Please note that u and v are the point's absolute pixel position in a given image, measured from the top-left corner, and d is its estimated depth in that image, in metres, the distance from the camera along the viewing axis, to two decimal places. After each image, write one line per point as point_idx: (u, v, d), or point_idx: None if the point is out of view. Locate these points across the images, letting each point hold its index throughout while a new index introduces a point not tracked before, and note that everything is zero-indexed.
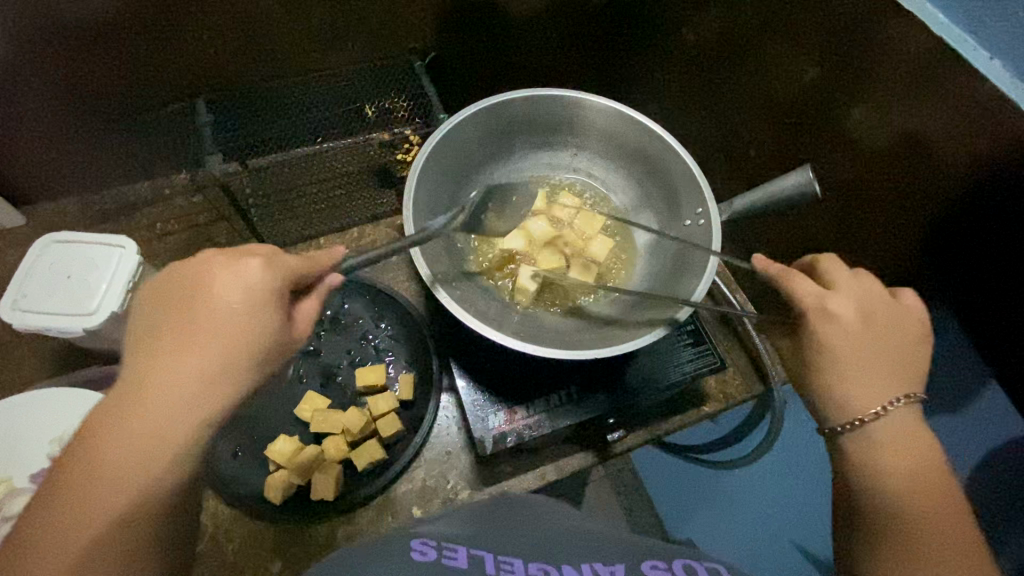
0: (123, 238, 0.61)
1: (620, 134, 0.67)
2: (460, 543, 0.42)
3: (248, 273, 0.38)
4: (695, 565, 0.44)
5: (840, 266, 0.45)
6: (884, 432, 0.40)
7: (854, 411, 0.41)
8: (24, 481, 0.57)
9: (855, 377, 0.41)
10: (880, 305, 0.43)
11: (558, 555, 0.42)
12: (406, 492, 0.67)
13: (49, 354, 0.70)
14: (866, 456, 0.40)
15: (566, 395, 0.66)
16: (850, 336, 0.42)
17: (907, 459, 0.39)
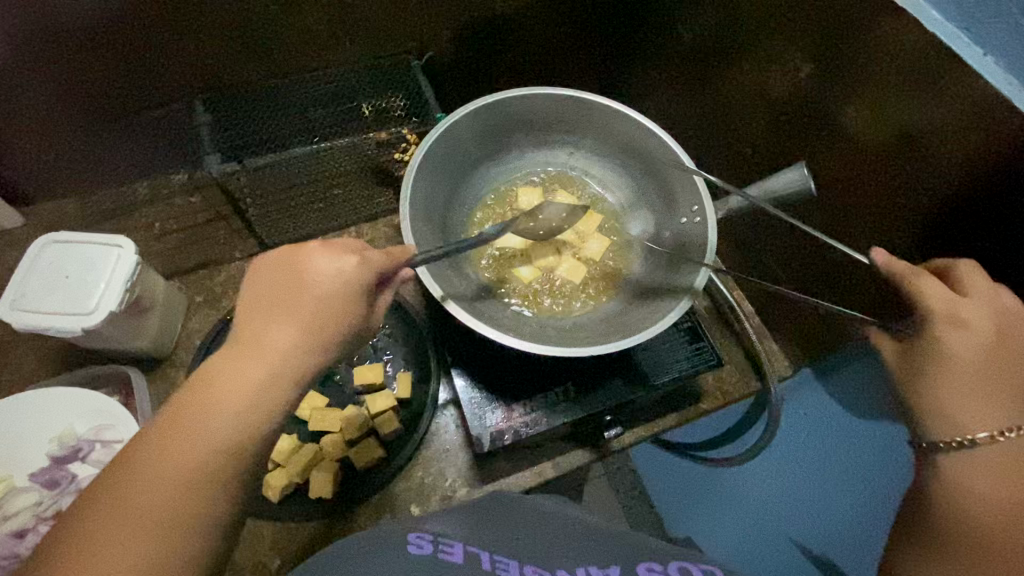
0: (121, 237, 0.61)
1: (617, 133, 0.67)
2: (457, 538, 0.42)
3: (329, 274, 0.42)
4: (692, 567, 0.44)
5: (977, 275, 0.44)
6: (990, 453, 0.40)
7: (961, 428, 0.41)
8: (24, 480, 0.58)
9: (971, 393, 0.42)
10: (1017, 326, 0.42)
11: (554, 556, 0.42)
12: (404, 491, 0.68)
13: (50, 352, 0.70)
14: (955, 471, 0.41)
15: (563, 393, 0.66)
16: (979, 350, 0.41)
17: (1000, 479, 0.39)
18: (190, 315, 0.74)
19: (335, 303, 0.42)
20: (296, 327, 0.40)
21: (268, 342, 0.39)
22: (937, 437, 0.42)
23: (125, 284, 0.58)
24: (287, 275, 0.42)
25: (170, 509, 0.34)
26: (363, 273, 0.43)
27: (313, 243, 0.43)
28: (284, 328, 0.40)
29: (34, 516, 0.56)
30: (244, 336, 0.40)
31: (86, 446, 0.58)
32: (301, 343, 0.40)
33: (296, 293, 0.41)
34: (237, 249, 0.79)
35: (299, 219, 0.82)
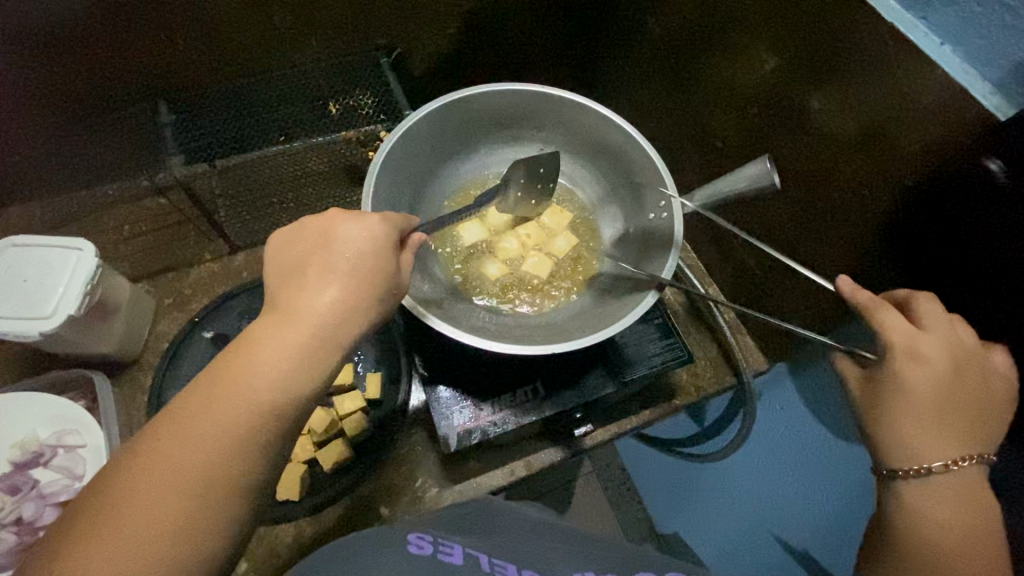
0: (80, 241, 0.60)
1: (584, 128, 0.67)
2: (455, 541, 0.42)
3: (354, 238, 0.41)
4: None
5: (936, 309, 0.44)
6: (946, 485, 0.41)
7: (919, 458, 0.41)
8: None
9: (925, 424, 0.42)
10: (970, 361, 0.42)
11: (553, 562, 0.43)
12: (375, 492, 0.67)
13: (12, 357, 0.69)
14: (926, 503, 0.41)
15: (532, 392, 0.65)
16: (934, 384, 0.41)
17: (955, 512, 0.40)
18: (159, 318, 0.74)
19: (362, 270, 0.40)
20: (333, 288, 0.39)
21: (305, 306, 0.38)
22: (894, 465, 0.42)
23: (84, 287, 0.58)
24: (314, 244, 0.41)
25: None
26: (387, 238, 0.43)
27: (335, 213, 0.42)
28: (319, 290, 0.39)
29: None
30: (281, 301, 0.39)
31: (47, 451, 0.58)
32: (339, 307, 0.39)
33: (325, 258, 0.40)
34: (207, 251, 0.79)
35: (268, 218, 0.80)
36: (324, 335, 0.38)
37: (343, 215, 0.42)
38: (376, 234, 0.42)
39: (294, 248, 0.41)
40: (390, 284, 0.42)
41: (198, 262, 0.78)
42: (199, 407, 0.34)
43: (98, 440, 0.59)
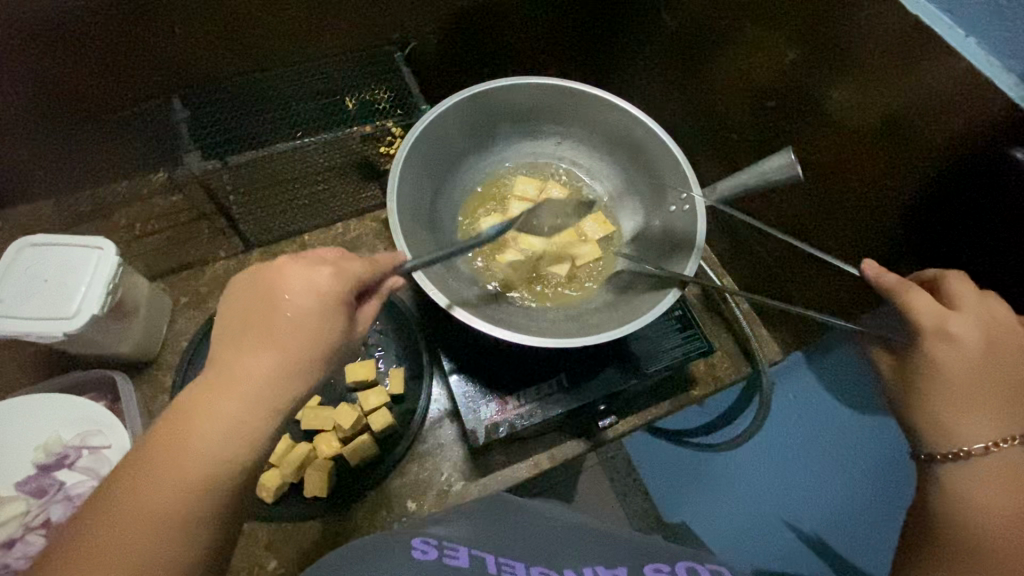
0: (100, 239, 0.59)
1: (604, 122, 0.67)
2: (460, 543, 0.42)
3: (300, 293, 0.40)
4: (698, 567, 0.46)
5: (966, 287, 0.44)
6: (989, 464, 0.42)
7: (960, 441, 0.43)
8: (9, 489, 0.56)
9: (965, 407, 0.43)
10: (1010, 335, 0.43)
11: (561, 558, 0.43)
12: (400, 487, 0.67)
13: (29, 359, 0.67)
14: (967, 484, 0.42)
15: (557, 383, 0.66)
16: (967, 365, 0.42)
17: (1001, 488, 0.41)
18: (176, 316, 0.73)
19: (309, 330, 0.40)
20: (269, 354, 0.39)
21: (246, 367, 0.39)
22: (935, 449, 0.44)
23: (107, 286, 0.57)
24: (258, 300, 0.40)
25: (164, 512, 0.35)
26: (339, 291, 0.42)
27: (285, 260, 0.42)
28: (256, 352, 0.39)
29: (23, 526, 0.55)
30: (220, 360, 0.39)
31: (72, 453, 0.57)
32: (275, 371, 0.39)
33: (268, 316, 0.40)
34: (221, 250, 0.79)
35: (282, 215, 0.81)
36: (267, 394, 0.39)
37: (304, 260, 0.42)
38: (321, 288, 0.41)
39: (266, 276, 0.41)
40: (341, 340, 0.42)
41: (213, 260, 0.78)
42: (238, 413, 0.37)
43: (123, 441, 0.58)
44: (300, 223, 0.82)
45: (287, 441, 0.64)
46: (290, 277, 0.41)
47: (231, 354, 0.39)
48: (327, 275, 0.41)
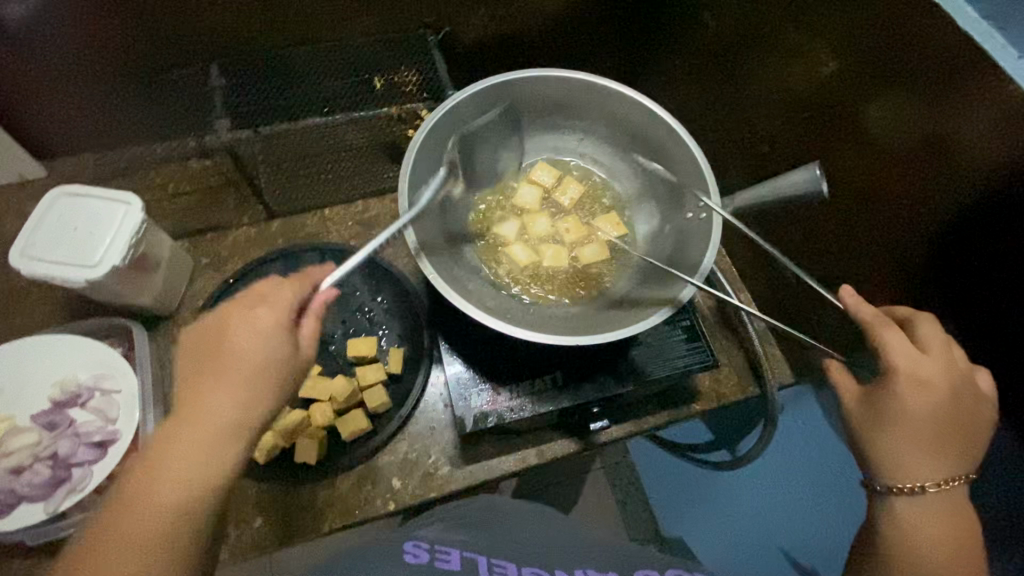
0: (130, 194, 0.63)
1: (627, 121, 0.66)
2: (451, 546, 0.50)
3: (243, 333, 0.42)
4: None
5: (936, 331, 0.47)
6: (936, 500, 0.45)
7: (910, 476, 0.45)
8: (25, 420, 0.60)
9: (919, 446, 0.45)
10: (968, 385, 0.45)
11: (554, 560, 0.51)
12: (388, 464, 0.68)
13: (60, 302, 0.72)
14: (911, 513, 0.45)
15: (551, 381, 0.65)
16: (930, 408, 0.45)
17: (943, 522, 0.44)
18: (195, 276, 0.76)
19: (253, 367, 0.42)
20: (222, 395, 0.41)
21: (200, 413, 0.40)
22: (888, 482, 0.46)
23: (130, 239, 0.60)
24: (201, 350, 0.43)
25: None
26: (278, 320, 0.43)
27: (226, 307, 0.44)
28: (215, 390, 0.41)
29: (33, 455, 0.57)
30: (179, 416, 0.40)
31: (85, 393, 0.61)
32: (232, 409, 0.40)
33: (215, 357, 0.42)
34: (246, 215, 0.81)
35: (305, 188, 0.83)
36: (223, 436, 0.40)
37: (242, 303, 0.44)
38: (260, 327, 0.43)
39: (212, 328, 0.43)
40: (289, 368, 0.43)
41: (236, 225, 0.80)
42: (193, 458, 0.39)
43: (132, 387, 0.62)
44: (321, 198, 0.83)
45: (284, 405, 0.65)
46: (244, 329, 0.43)
47: (184, 402, 0.41)
48: (276, 318, 0.43)
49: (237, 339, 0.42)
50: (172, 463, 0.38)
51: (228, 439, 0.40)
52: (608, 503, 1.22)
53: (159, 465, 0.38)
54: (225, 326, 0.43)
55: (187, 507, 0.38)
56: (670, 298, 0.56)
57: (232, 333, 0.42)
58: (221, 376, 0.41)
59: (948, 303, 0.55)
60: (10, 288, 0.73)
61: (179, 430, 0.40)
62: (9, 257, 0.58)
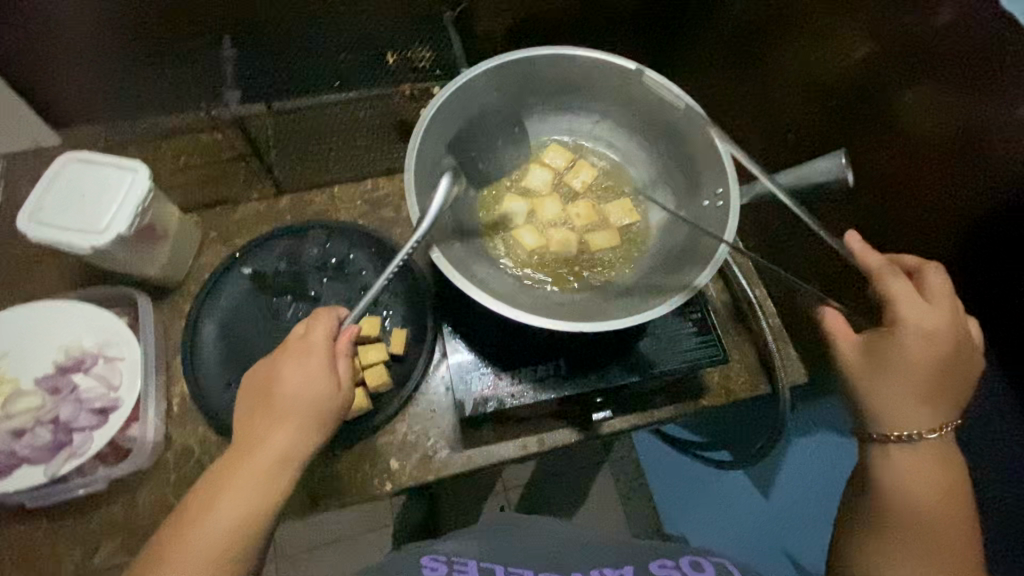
0: (138, 163, 0.62)
1: (644, 104, 0.63)
2: (468, 558, 0.57)
3: (289, 375, 0.49)
4: (702, 562, 0.56)
5: (943, 286, 0.49)
6: (928, 446, 0.49)
7: (906, 425, 0.49)
8: (29, 383, 0.60)
9: (914, 397, 0.48)
10: (965, 342, 0.48)
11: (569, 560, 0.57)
12: (386, 444, 0.67)
13: (70, 268, 0.72)
14: (905, 459, 0.49)
15: (554, 368, 0.64)
16: (930, 359, 0.48)
17: (935, 468, 0.48)
18: (203, 248, 0.76)
19: (299, 405, 0.49)
20: (276, 429, 0.49)
21: (257, 445, 0.48)
22: (886, 429, 0.49)
23: (136, 208, 0.60)
24: (259, 387, 0.50)
25: None
26: (320, 360, 0.50)
27: (278, 351, 0.51)
28: (269, 426, 0.49)
29: (36, 417, 0.58)
30: (240, 443, 0.49)
31: (89, 359, 0.61)
32: (282, 441, 0.48)
33: (269, 396, 0.50)
34: (255, 190, 0.80)
35: (315, 167, 0.81)
36: (274, 464, 0.48)
37: (291, 348, 0.51)
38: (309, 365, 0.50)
39: (266, 369, 0.51)
40: (328, 404, 0.50)
41: (245, 200, 0.79)
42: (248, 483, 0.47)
43: (135, 355, 0.62)
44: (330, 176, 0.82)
45: None
46: (291, 372, 0.50)
47: (245, 433, 0.49)
48: (319, 359, 0.50)
49: (285, 379, 0.49)
50: (233, 487, 0.46)
51: (278, 467, 0.48)
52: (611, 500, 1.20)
53: (221, 487, 0.46)
54: (274, 369, 0.50)
55: (242, 521, 0.46)
56: (682, 287, 0.54)
57: (282, 374, 0.50)
58: (274, 413, 0.49)
59: (983, 295, 0.54)
60: (23, 255, 0.73)
61: (239, 459, 0.48)
62: (18, 221, 0.58)
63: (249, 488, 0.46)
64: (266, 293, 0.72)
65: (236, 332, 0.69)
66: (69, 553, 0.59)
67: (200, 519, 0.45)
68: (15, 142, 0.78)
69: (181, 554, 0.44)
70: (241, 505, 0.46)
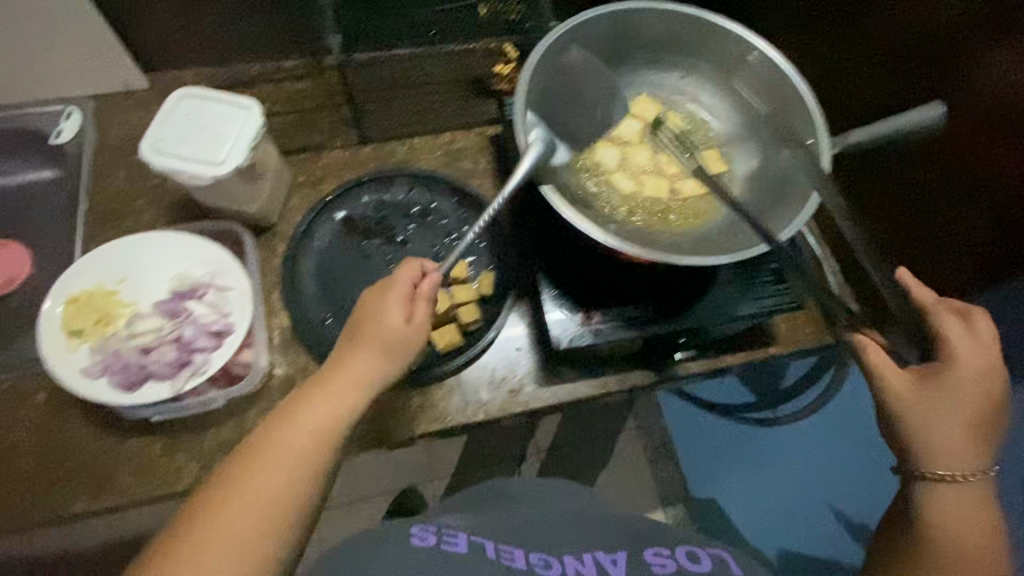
0: (249, 100, 0.64)
1: (735, 59, 0.67)
2: (458, 530, 0.52)
3: (380, 314, 0.52)
4: (698, 551, 0.53)
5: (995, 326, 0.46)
6: (969, 493, 0.46)
7: (951, 467, 0.45)
8: (147, 307, 0.63)
9: (958, 437, 0.45)
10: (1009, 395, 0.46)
11: (559, 543, 0.54)
12: (476, 378, 0.70)
13: (169, 205, 0.75)
14: (943, 501, 0.46)
15: (644, 310, 0.67)
16: (976, 402, 0.45)
17: (971, 517, 0.45)
18: (292, 191, 0.78)
19: (385, 342, 0.52)
20: (361, 362, 0.50)
21: (341, 373, 0.50)
22: (926, 469, 0.46)
23: (251, 142, 0.62)
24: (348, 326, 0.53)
25: (262, 502, 0.43)
26: (404, 304, 0.53)
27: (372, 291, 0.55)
28: (358, 356, 0.51)
29: (158, 338, 0.61)
30: (320, 374, 0.50)
31: (202, 287, 0.64)
32: (363, 375, 0.50)
33: (360, 332, 0.52)
34: (338, 138, 0.82)
35: (398, 119, 0.83)
36: (352, 398, 0.49)
37: (380, 290, 0.54)
38: (373, 371, 0.51)
39: (356, 309, 0.54)
40: (408, 349, 0.53)
41: (329, 147, 0.82)
42: (329, 411, 0.48)
43: (244, 286, 0.64)
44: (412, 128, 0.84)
45: None
46: (382, 308, 0.53)
47: (327, 366, 0.51)
48: (405, 299, 0.54)
49: (376, 315, 0.52)
50: (309, 413, 0.47)
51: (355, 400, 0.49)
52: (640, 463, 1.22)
53: (299, 412, 0.47)
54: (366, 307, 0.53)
55: (314, 449, 0.46)
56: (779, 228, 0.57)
57: (371, 310, 0.53)
58: (361, 348, 0.51)
59: None
60: (119, 192, 0.76)
61: (321, 388, 0.49)
62: (141, 148, 0.60)
63: (323, 416, 0.47)
64: (358, 235, 0.74)
65: (331, 270, 0.72)
66: (180, 467, 0.63)
67: (270, 441, 0.45)
68: (107, 83, 0.81)
69: (252, 472, 0.43)
70: (315, 433, 0.46)
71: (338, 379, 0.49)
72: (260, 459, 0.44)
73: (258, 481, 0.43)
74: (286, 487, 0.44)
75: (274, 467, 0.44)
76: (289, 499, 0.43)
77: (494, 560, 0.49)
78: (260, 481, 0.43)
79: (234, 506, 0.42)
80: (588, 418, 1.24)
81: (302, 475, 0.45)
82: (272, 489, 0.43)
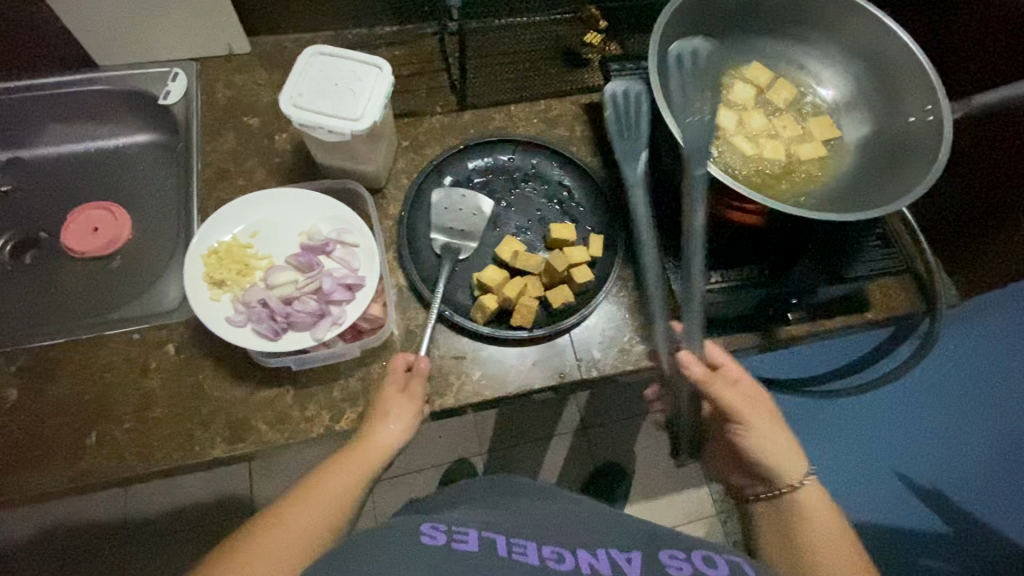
0: (377, 60, 0.66)
1: (849, 27, 0.69)
2: (468, 526, 0.45)
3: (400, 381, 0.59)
4: (715, 557, 0.46)
5: None
6: (805, 495, 0.55)
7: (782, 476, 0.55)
8: (282, 260, 0.65)
9: (790, 451, 0.56)
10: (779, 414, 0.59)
11: (583, 540, 0.47)
12: (589, 337, 0.72)
13: (281, 167, 0.76)
14: (802, 510, 0.54)
15: (759, 270, 0.70)
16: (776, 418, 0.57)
17: (824, 517, 0.54)
18: (397, 155, 0.79)
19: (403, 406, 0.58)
20: (388, 422, 0.57)
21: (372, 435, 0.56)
22: (780, 482, 0.55)
23: (384, 99, 0.63)
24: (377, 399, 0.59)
25: (308, 536, 0.48)
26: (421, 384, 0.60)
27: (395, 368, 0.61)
28: (383, 421, 0.57)
29: (295, 289, 0.63)
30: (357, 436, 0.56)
31: (331, 243, 0.65)
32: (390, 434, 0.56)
33: (389, 398, 0.58)
34: (438, 104, 0.83)
35: (493, 86, 0.85)
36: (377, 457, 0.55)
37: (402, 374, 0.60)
38: (408, 422, 0.57)
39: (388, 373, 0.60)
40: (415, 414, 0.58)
41: (429, 113, 0.82)
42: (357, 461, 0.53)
43: (370, 243, 0.65)
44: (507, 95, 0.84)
45: (501, 273, 0.69)
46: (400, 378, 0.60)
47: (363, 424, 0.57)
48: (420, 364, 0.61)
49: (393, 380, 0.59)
50: (350, 468, 0.53)
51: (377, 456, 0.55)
52: (663, 443, 1.29)
53: (340, 466, 0.53)
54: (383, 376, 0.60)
55: (341, 498, 0.51)
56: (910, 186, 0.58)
57: (394, 377, 0.60)
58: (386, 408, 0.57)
59: None
60: (230, 153, 0.77)
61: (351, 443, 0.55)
62: (280, 102, 0.62)
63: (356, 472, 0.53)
64: None
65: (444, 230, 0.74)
66: (313, 417, 0.64)
67: (309, 489, 0.51)
68: (211, 47, 0.82)
69: (302, 511, 0.49)
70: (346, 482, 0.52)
71: (375, 436, 0.55)
72: (310, 501, 0.50)
73: (299, 511, 0.49)
74: (318, 527, 0.49)
75: (311, 507, 0.49)
76: (318, 532, 0.48)
77: (504, 557, 0.42)
78: (303, 518, 0.48)
79: (285, 532, 0.47)
80: (612, 401, 1.31)
81: (332, 516, 0.50)
82: (313, 530, 0.48)
